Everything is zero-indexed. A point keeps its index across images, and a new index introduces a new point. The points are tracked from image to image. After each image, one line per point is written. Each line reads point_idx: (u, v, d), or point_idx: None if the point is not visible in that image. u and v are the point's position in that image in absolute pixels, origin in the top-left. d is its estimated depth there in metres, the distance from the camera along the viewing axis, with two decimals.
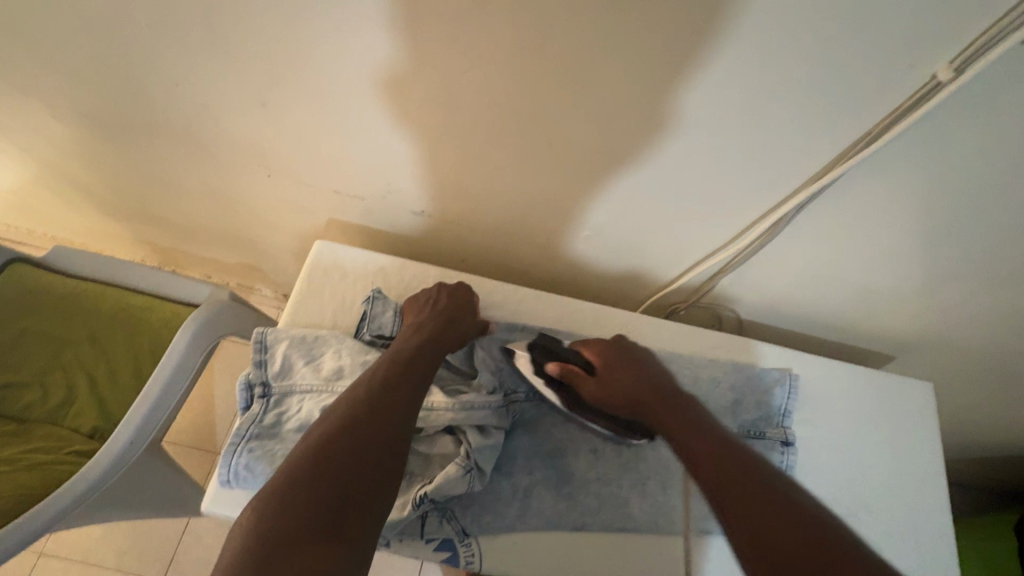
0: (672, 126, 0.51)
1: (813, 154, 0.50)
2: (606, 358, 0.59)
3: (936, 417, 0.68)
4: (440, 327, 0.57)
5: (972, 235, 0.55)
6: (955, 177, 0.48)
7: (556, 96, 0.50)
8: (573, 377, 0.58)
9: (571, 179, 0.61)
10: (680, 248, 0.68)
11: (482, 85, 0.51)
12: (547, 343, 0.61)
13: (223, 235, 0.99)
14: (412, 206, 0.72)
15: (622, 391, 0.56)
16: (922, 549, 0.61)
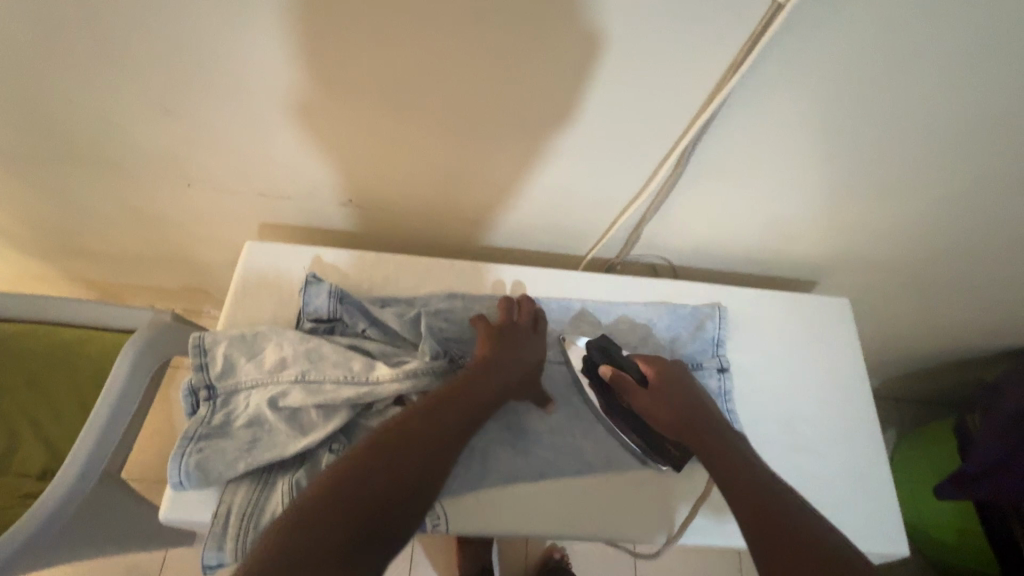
0: (558, 79, 0.52)
1: (693, 89, 0.53)
2: (665, 377, 0.59)
3: (855, 328, 0.73)
4: (512, 347, 0.59)
5: (855, 150, 0.60)
6: (821, 95, 0.53)
7: (446, 67, 0.52)
8: (623, 384, 0.59)
9: (485, 149, 0.63)
10: (604, 203, 0.70)
11: (376, 64, 0.52)
12: (607, 345, 0.61)
13: (157, 258, 0.97)
14: (340, 197, 0.73)
15: (671, 415, 0.58)
16: (856, 448, 0.67)
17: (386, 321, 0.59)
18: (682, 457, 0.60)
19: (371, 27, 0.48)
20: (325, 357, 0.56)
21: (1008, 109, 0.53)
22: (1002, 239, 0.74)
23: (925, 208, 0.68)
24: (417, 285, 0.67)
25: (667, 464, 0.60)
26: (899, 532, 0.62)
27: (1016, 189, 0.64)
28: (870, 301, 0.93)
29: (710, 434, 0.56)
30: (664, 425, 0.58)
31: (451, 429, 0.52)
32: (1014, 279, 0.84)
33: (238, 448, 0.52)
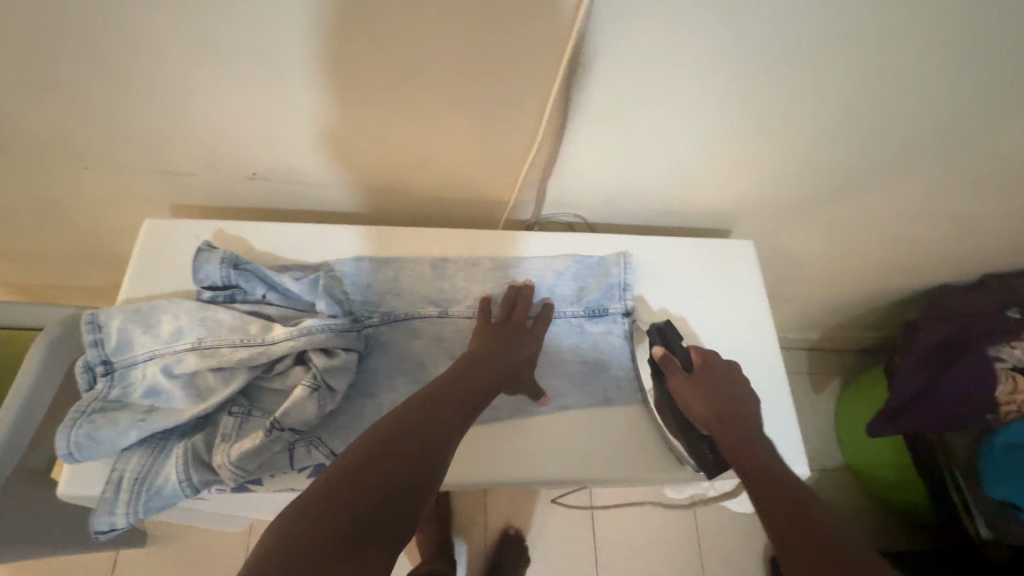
0: (420, 30, 0.53)
1: (556, 35, 0.53)
2: (710, 366, 0.63)
3: (758, 267, 0.76)
4: (507, 337, 0.62)
5: (728, 88, 0.61)
6: (679, 31, 0.54)
7: (314, 19, 0.51)
8: (669, 365, 0.63)
9: (376, 110, 0.62)
10: (508, 160, 0.71)
11: (242, 18, 0.51)
12: (665, 331, 0.66)
13: (74, 256, 0.94)
14: (244, 170, 0.72)
15: (712, 405, 0.60)
16: (759, 380, 0.69)
17: (283, 284, 0.59)
18: (718, 465, 0.60)
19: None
20: (221, 323, 0.56)
21: (868, 32, 0.55)
22: (893, 171, 0.78)
23: (816, 141, 0.71)
24: (323, 251, 0.67)
25: (702, 469, 0.60)
26: (795, 456, 0.65)
27: (895, 116, 0.67)
28: (790, 245, 0.96)
29: (746, 433, 0.58)
30: (700, 413, 0.60)
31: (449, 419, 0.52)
32: (917, 211, 0.88)
33: (131, 417, 0.52)
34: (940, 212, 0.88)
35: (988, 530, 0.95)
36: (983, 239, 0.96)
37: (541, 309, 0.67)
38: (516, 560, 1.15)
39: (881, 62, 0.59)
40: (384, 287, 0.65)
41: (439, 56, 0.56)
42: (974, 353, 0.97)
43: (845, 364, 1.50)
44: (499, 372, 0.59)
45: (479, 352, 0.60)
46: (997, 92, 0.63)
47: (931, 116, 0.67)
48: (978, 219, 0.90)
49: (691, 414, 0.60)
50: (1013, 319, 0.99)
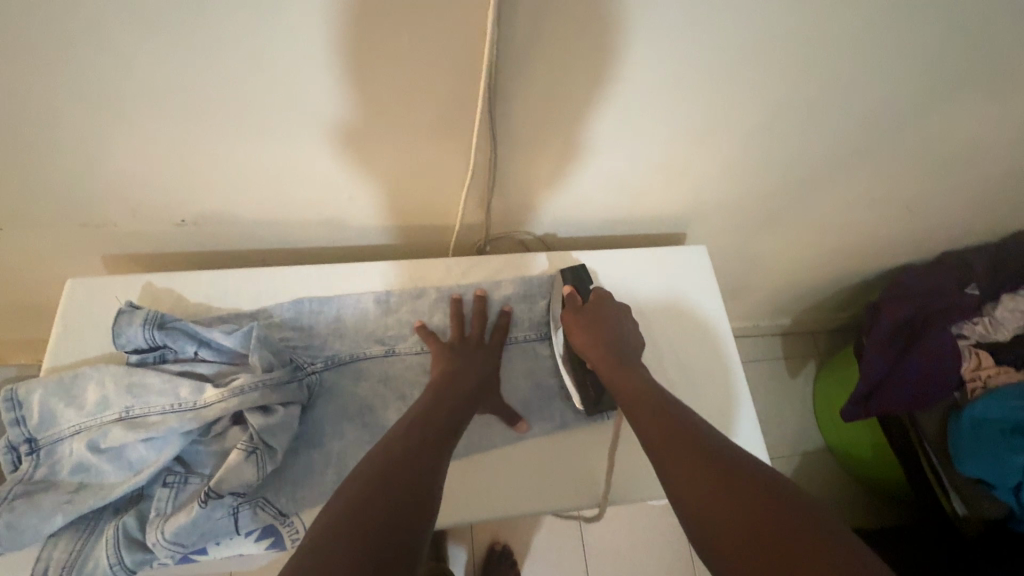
0: (328, 63, 0.50)
1: (470, 58, 0.51)
2: (604, 303, 0.64)
3: (711, 272, 0.75)
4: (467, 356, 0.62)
5: (657, 96, 0.60)
6: (595, 44, 0.52)
7: (213, 52, 0.48)
8: (570, 303, 0.64)
9: (298, 144, 0.59)
10: (447, 184, 0.68)
11: (136, 58, 0.48)
12: (580, 274, 0.67)
13: (9, 319, 0.89)
14: (171, 218, 0.68)
15: (598, 338, 0.61)
16: (718, 389, 0.68)
17: (214, 339, 0.56)
18: (600, 399, 0.62)
19: (104, 13, 0.44)
20: (149, 387, 0.53)
21: (792, 25, 0.54)
22: (837, 162, 0.77)
23: (758, 137, 0.70)
24: (260, 297, 0.64)
25: (583, 404, 0.62)
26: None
27: (833, 105, 0.66)
28: (749, 240, 0.95)
29: (629, 363, 0.59)
30: (579, 339, 0.62)
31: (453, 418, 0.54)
32: (870, 195, 0.87)
33: (57, 500, 0.49)
34: (892, 195, 0.88)
35: (964, 506, 0.95)
36: (939, 218, 0.96)
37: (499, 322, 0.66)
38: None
39: (810, 52, 0.58)
40: (326, 330, 0.63)
41: (353, 87, 0.53)
42: (938, 333, 0.98)
43: (820, 346, 1.50)
44: (464, 390, 0.58)
45: (444, 373, 0.59)
46: (928, 74, 0.63)
47: (868, 102, 0.66)
48: (931, 198, 0.90)
49: (573, 343, 0.62)
50: (971, 295, 1.00)
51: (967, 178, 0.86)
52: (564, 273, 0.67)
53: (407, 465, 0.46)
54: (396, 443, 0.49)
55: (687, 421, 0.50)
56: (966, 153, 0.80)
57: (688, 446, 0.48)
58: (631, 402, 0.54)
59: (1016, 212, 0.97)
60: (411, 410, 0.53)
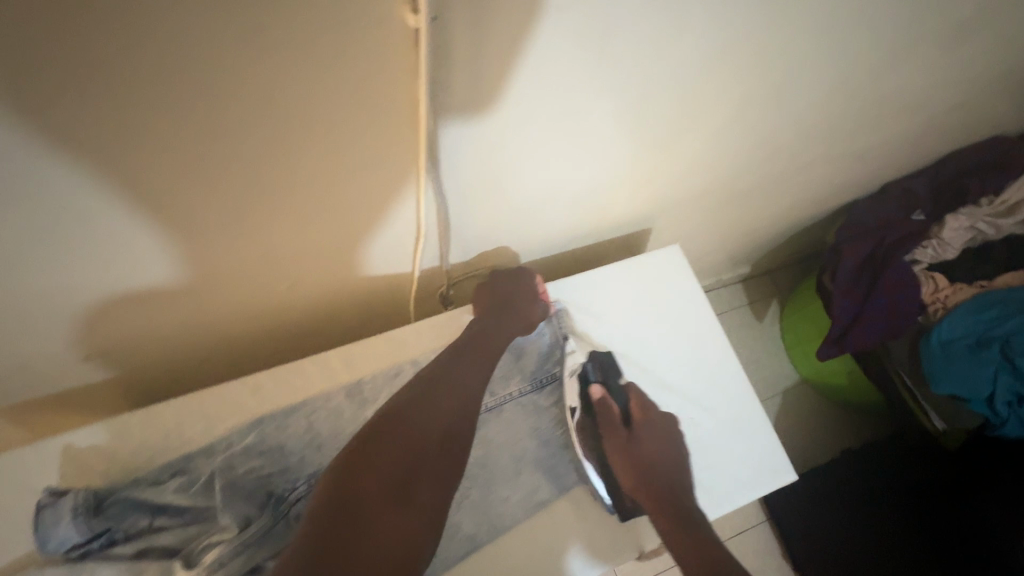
0: (228, 161, 0.41)
1: (401, 125, 0.44)
2: (647, 420, 0.60)
3: (692, 272, 0.70)
4: (496, 307, 0.61)
5: (610, 118, 0.55)
6: (542, 82, 0.46)
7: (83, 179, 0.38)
8: (607, 413, 0.60)
9: (214, 243, 0.50)
10: (396, 242, 0.60)
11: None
12: (609, 368, 0.62)
13: None
14: (72, 355, 0.57)
15: (643, 475, 0.57)
16: (723, 393, 0.65)
17: (170, 502, 0.48)
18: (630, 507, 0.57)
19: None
20: None
21: (745, 25, 0.49)
22: (786, 135, 0.76)
23: (715, 129, 0.66)
24: (209, 426, 0.55)
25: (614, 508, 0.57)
26: (772, 476, 0.62)
27: (786, 84, 0.63)
28: (708, 218, 0.93)
29: (672, 497, 0.56)
30: (623, 464, 0.57)
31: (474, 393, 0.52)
32: (820, 154, 0.86)
33: None
34: (839, 152, 0.88)
35: (942, 422, 1.01)
36: (883, 158, 0.97)
37: (522, 277, 0.63)
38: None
39: (766, 45, 0.54)
40: (300, 444, 0.55)
41: (265, 178, 0.45)
42: (895, 266, 1.00)
43: (779, 286, 1.54)
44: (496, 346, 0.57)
45: (472, 328, 0.59)
46: (872, 45, 0.61)
47: (819, 75, 0.64)
48: (875, 144, 0.90)
49: (618, 478, 0.57)
50: (918, 222, 1.04)
51: (909, 122, 0.86)
52: (591, 363, 0.62)
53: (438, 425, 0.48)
54: (427, 392, 0.49)
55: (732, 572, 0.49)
56: (908, 102, 0.79)
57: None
58: (670, 542, 0.53)
59: (949, 140, 1.00)
60: (446, 355, 0.55)
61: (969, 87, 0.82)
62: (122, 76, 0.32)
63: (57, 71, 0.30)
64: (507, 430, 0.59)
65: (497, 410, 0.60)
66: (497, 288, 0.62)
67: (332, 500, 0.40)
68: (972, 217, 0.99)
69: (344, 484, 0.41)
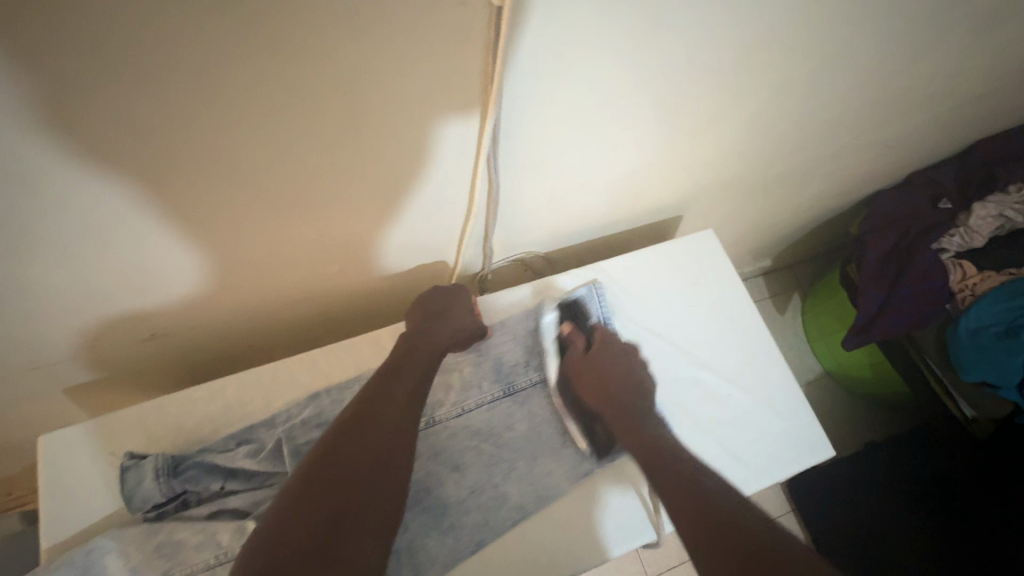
0: (309, 147, 0.44)
1: (467, 109, 0.46)
2: (606, 344, 0.62)
3: (726, 255, 0.72)
4: (431, 323, 0.59)
5: (651, 105, 0.57)
6: (597, 65, 0.48)
7: (171, 163, 0.40)
8: (569, 344, 0.63)
9: (278, 228, 0.52)
10: (443, 227, 0.62)
11: (77, 192, 0.39)
12: (573, 305, 0.64)
13: None
14: (139, 334, 0.60)
15: (596, 389, 0.59)
16: (758, 372, 0.66)
17: (241, 467, 0.50)
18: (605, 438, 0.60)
19: (26, 156, 0.35)
20: (183, 543, 0.47)
21: (787, 14, 0.52)
22: (817, 123, 0.77)
23: (750, 115, 0.68)
24: (270, 398, 0.58)
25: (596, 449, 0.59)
26: (810, 453, 0.63)
27: (820, 72, 0.65)
28: (735, 209, 0.95)
29: (634, 410, 0.57)
30: (586, 386, 0.60)
31: (415, 406, 0.53)
32: (847, 143, 0.87)
33: None
34: (868, 140, 0.89)
35: (972, 409, 1.01)
36: (909, 147, 0.98)
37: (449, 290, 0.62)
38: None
39: (806, 31, 0.56)
40: None
41: (336, 163, 0.47)
42: (923, 254, 1.01)
43: (801, 280, 1.55)
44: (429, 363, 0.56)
45: (402, 345, 0.57)
46: (904, 35, 0.63)
47: (852, 62, 0.65)
48: (901, 132, 0.91)
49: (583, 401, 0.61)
50: (945, 211, 1.04)
51: (935, 111, 0.87)
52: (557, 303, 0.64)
53: (368, 449, 0.47)
54: (353, 418, 0.49)
55: (694, 481, 0.48)
56: (939, 89, 0.81)
57: (692, 492, 0.47)
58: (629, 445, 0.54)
59: (974, 130, 1.01)
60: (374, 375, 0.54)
61: (999, 75, 0.83)
62: (232, 62, 0.34)
63: (179, 58, 0.33)
64: (551, 404, 0.61)
65: (542, 385, 0.62)
66: (432, 303, 0.60)
67: (267, 541, 0.40)
68: (1001, 205, 0.99)
69: (279, 519, 0.41)
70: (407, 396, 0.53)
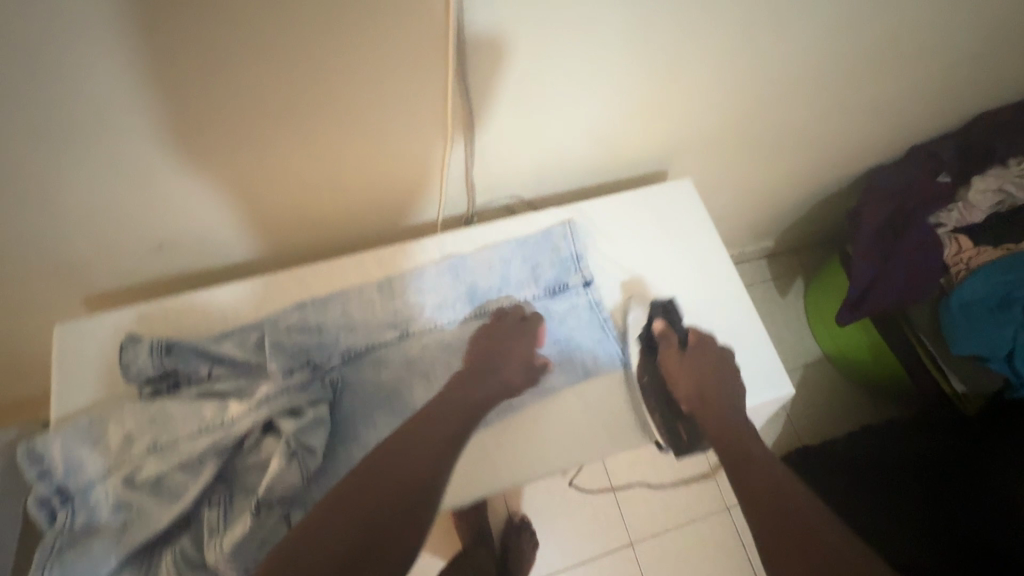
0: (292, 54, 0.49)
1: (434, 25, 0.51)
2: (704, 349, 0.65)
3: (701, 203, 0.74)
4: (495, 347, 0.62)
5: (620, 41, 0.60)
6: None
7: (169, 45, 0.45)
8: (665, 343, 0.65)
9: (267, 137, 0.56)
10: (428, 158, 0.66)
11: (88, 77, 0.45)
12: (669, 306, 0.67)
13: None
14: (147, 245, 0.65)
15: (698, 390, 0.62)
16: (725, 311, 0.69)
17: (228, 354, 0.55)
18: (688, 442, 0.63)
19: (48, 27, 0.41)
20: (173, 415, 0.52)
21: None
22: (802, 79, 0.79)
23: (726, 62, 0.70)
24: (262, 305, 0.63)
25: (675, 447, 0.62)
26: (769, 390, 0.65)
27: (795, 17, 0.66)
28: (726, 170, 0.96)
29: (731, 423, 0.60)
30: (684, 393, 0.63)
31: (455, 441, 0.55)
32: (837, 100, 0.88)
33: (111, 544, 0.48)
34: (861, 100, 0.89)
35: (963, 383, 1.02)
36: (906, 115, 0.98)
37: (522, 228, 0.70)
38: (526, 544, 1.14)
39: None
40: (336, 325, 0.61)
41: (319, 77, 0.52)
42: (917, 226, 1.00)
43: (806, 263, 1.54)
44: (478, 403, 0.59)
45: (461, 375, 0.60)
46: None
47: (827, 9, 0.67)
48: (894, 95, 0.91)
49: (675, 394, 0.63)
50: (944, 184, 1.04)
51: (928, 73, 0.87)
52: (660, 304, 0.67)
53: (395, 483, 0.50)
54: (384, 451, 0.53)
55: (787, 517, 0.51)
56: (930, 46, 0.81)
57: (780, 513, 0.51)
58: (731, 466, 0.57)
59: (975, 101, 1.00)
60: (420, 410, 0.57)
61: (992, 35, 0.83)
62: None
63: None
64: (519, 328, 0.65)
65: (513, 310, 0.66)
66: (506, 324, 0.64)
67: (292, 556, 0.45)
68: (1000, 178, 0.99)
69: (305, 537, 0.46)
70: (450, 435, 0.55)
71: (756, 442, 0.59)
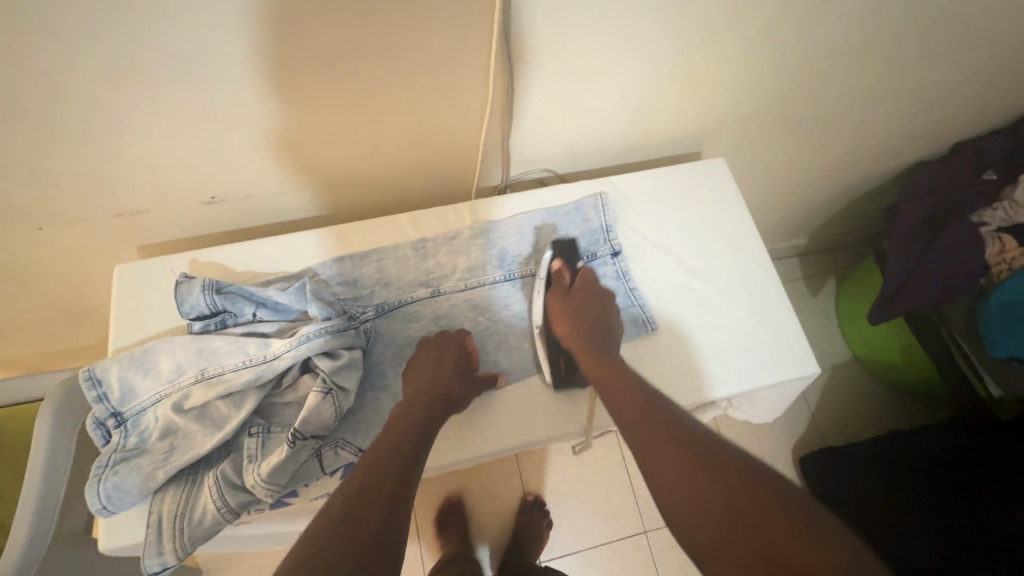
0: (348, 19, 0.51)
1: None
2: (589, 284, 0.65)
3: (734, 182, 0.74)
4: (423, 376, 0.58)
5: (662, 16, 0.61)
6: None
7: (233, 4, 0.47)
8: (557, 279, 0.65)
9: (315, 98, 0.59)
10: (467, 125, 0.69)
11: (162, 33, 0.48)
12: (565, 243, 0.67)
13: (40, 333, 0.86)
14: (201, 197, 0.69)
15: (574, 323, 0.62)
16: (752, 289, 0.69)
17: (272, 298, 0.59)
18: (567, 372, 0.62)
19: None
20: (219, 350, 0.56)
21: None
22: (843, 63, 0.78)
23: (767, 42, 0.70)
24: (304, 256, 0.66)
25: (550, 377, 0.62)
26: (792, 367, 0.65)
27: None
28: (759, 154, 0.96)
29: (608, 359, 0.58)
30: (562, 325, 0.62)
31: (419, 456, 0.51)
32: (877, 89, 0.86)
33: (159, 463, 0.52)
34: (905, 89, 0.88)
35: (998, 387, 0.99)
36: (953, 108, 0.95)
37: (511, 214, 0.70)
38: (542, 524, 1.14)
39: None
40: (372, 281, 0.65)
41: (372, 42, 0.54)
42: (957, 223, 0.97)
43: (838, 262, 1.52)
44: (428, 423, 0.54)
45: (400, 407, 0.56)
46: None
47: None
48: (941, 86, 0.89)
49: (552, 326, 0.63)
50: (989, 181, 1.01)
51: (978, 65, 0.85)
52: (552, 243, 0.67)
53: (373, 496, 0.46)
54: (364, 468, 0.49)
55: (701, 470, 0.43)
56: (983, 36, 0.79)
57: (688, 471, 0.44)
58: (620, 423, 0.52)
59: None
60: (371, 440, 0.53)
61: None
62: None
63: None
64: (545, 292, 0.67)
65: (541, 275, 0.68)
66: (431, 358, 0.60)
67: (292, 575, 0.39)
68: None
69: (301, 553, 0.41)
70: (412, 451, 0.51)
71: (638, 384, 0.55)
